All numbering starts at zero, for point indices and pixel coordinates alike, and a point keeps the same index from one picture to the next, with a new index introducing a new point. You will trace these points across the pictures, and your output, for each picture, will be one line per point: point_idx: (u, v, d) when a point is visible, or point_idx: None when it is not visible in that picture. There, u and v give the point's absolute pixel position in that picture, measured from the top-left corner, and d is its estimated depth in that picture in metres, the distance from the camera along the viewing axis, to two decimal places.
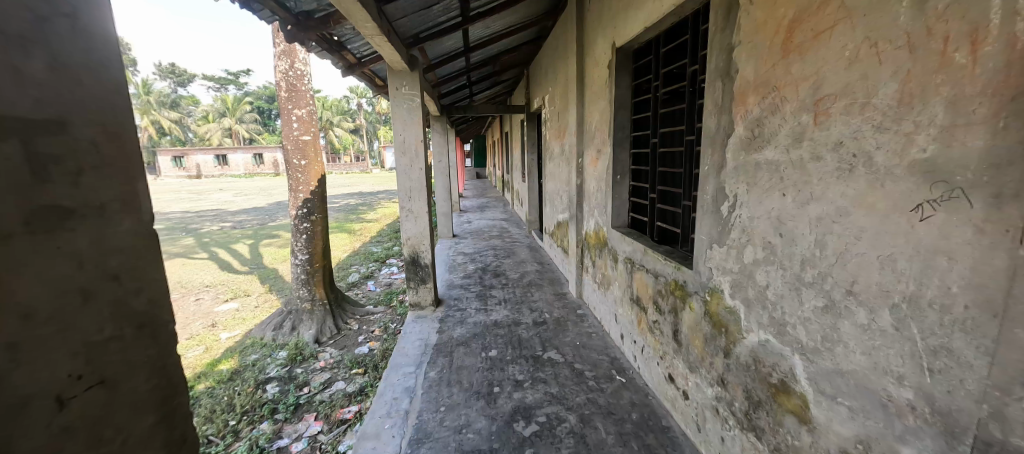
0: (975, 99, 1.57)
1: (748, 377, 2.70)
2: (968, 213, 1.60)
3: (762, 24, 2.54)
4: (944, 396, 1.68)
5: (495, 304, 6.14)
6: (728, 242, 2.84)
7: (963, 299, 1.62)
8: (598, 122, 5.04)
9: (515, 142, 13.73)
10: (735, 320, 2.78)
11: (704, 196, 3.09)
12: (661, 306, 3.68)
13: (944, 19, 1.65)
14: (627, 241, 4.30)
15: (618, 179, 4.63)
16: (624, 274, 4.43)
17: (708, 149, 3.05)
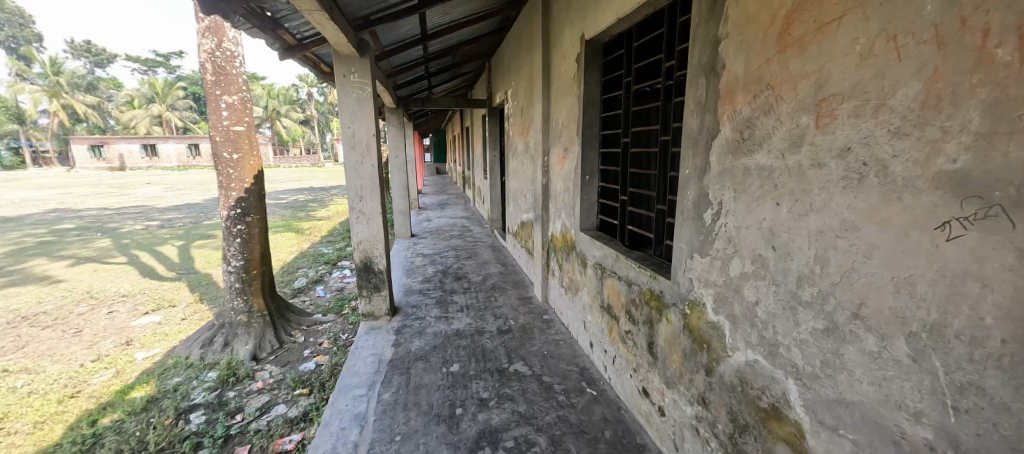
0: (1021, 102, 1.38)
1: (733, 398, 2.45)
2: (1009, 235, 1.41)
3: (754, 14, 2.29)
4: (972, 439, 1.50)
5: (456, 311, 5.75)
6: (711, 253, 2.59)
7: (1000, 333, 1.44)
8: (564, 120, 4.74)
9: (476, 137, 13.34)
10: (719, 336, 2.53)
11: (684, 201, 2.83)
12: (635, 317, 3.43)
13: (982, 8, 1.46)
14: (597, 245, 4.02)
15: (587, 180, 4.34)
16: (594, 281, 4.17)
17: (689, 150, 2.79)
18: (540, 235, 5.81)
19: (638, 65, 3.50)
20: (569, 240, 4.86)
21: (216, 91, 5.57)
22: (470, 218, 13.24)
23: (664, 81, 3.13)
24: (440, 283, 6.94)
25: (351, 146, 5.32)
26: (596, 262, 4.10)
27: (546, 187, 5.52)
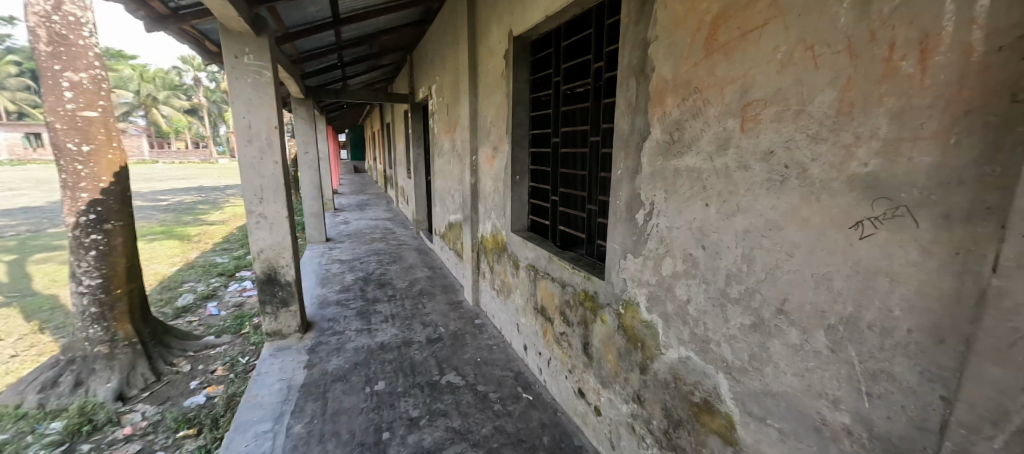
0: (922, 110, 1.55)
1: (668, 394, 2.50)
2: (913, 233, 1.56)
3: (681, 19, 2.36)
4: (884, 422, 1.62)
5: (380, 322, 5.39)
6: (644, 253, 2.64)
7: (907, 323, 1.57)
8: (492, 118, 4.64)
9: (398, 135, 12.80)
10: (653, 334, 2.58)
11: (617, 202, 2.86)
12: (569, 318, 3.42)
13: (888, 24, 1.63)
14: (529, 246, 3.97)
15: (517, 180, 4.27)
16: (526, 284, 4.11)
17: (621, 151, 2.81)
18: (468, 237, 5.67)
19: (566, 65, 3.48)
20: (499, 241, 4.77)
21: (54, 65, 4.65)
22: (393, 220, 12.76)
23: (592, 82, 3.12)
24: (362, 292, 6.48)
25: (246, 140, 4.74)
26: (528, 264, 4.05)
27: (474, 187, 5.38)
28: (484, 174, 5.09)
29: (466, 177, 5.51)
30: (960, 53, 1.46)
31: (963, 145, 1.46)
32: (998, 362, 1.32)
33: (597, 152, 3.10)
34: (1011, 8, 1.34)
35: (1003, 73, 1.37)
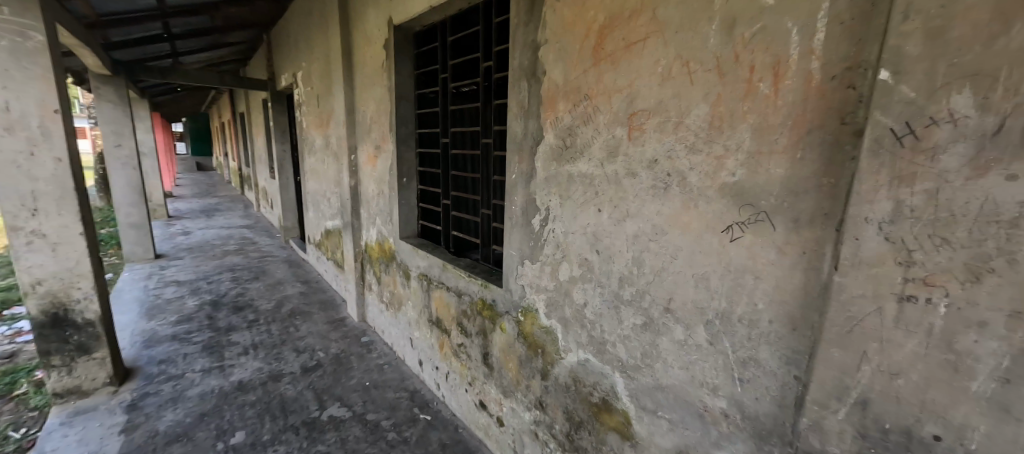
0: (778, 127, 1.76)
1: (568, 398, 2.60)
2: (771, 236, 1.79)
3: (570, 24, 2.40)
4: (752, 403, 1.83)
5: (236, 357, 4.83)
6: (541, 259, 2.70)
7: (768, 315, 1.79)
8: (373, 113, 4.28)
9: (256, 128, 11.33)
10: (552, 340, 2.66)
11: (513, 207, 2.86)
12: (468, 328, 3.39)
13: (748, 48, 1.82)
14: (420, 254, 3.80)
15: (404, 183, 4.00)
16: (420, 294, 3.97)
17: (514, 155, 2.80)
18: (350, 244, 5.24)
19: (454, 61, 3.32)
20: (386, 248, 4.50)
21: None
22: (252, 227, 11.33)
23: (484, 82, 3.02)
24: (212, 322, 5.71)
25: (3, 127, 3.78)
26: (419, 273, 3.90)
27: (354, 187, 4.95)
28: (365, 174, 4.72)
29: (344, 177, 5.07)
30: (804, 79, 1.69)
31: (808, 159, 1.70)
32: (840, 345, 1.60)
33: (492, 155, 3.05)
34: (843, 43, 1.59)
35: (837, 98, 1.62)
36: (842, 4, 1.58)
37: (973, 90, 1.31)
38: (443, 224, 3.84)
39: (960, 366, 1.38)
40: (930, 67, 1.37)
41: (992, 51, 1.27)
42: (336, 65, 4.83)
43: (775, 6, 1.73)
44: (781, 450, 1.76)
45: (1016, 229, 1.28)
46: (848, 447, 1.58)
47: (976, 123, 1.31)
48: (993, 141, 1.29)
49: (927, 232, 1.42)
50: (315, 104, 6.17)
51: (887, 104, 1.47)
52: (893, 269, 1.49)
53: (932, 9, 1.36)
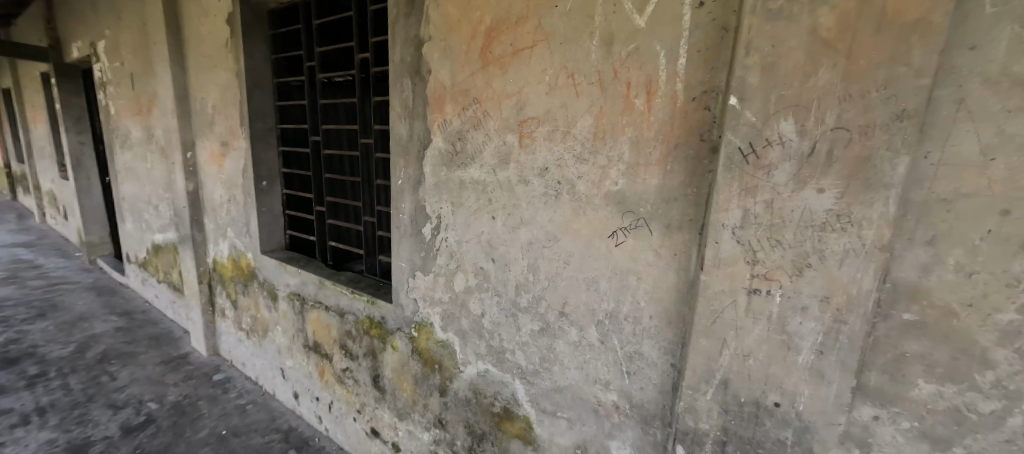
0: (652, 141, 1.92)
1: (469, 411, 2.61)
2: (649, 240, 1.96)
3: (455, 22, 2.31)
4: (638, 392, 2.04)
5: (5, 431, 3.61)
6: (433, 269, 2.64)
7: (649, 311, 1.98)
8: (223, 106, 3.75)
9: (35, 113, 8.80)
10: (449, 354, 2.65)
11: (401, 216, 2.74)
12: (354, 350, 3.19)
13: (625, 65, 1.94)
14: (291, 271, 3.47)
15: (266, 186, 3.69)
16: (291, 318, 3.63)
17: (400, 159, 2.66)
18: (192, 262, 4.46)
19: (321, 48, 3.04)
20: (246, 269, 4.00)
21: None
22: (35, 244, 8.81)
23: (358, 74, 2.82)
24: None
25: None
26: (290, 292, 3.56)
27: (201, 193, 4.31)
28: (212, 179, 4.12)
29: (180, 181, 4.29)
30: (671, 98, 1.87)
31: (677, 171, 1.89)
32: (707, 335, 1.83)
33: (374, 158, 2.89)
34: (700, 69, 1.80)
35: (696, 118, 1.83)
36: (699, 35, 1.79)
37: (797, 118, 1.60)
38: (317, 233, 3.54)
39: (789, 344, 1.70)
40: (766, 97, 1.64)
41: (808, 87, 1.57)
42: (158, 40, 4.02)
43: (646, 29, 1.87)
44: (663, 432, 1.99)
45: (826, 232, 1.60)
46: (714, 422, 1.84)
47: (798, 145, 1.61)
48: (809, 160, 1.60)
49: (767, 236, 1.69)
50: (130, 87, 5.02)
51: (736, 126, 1.71)
52: (743, 267, 1.75)
53: (766, 49, 1.62)
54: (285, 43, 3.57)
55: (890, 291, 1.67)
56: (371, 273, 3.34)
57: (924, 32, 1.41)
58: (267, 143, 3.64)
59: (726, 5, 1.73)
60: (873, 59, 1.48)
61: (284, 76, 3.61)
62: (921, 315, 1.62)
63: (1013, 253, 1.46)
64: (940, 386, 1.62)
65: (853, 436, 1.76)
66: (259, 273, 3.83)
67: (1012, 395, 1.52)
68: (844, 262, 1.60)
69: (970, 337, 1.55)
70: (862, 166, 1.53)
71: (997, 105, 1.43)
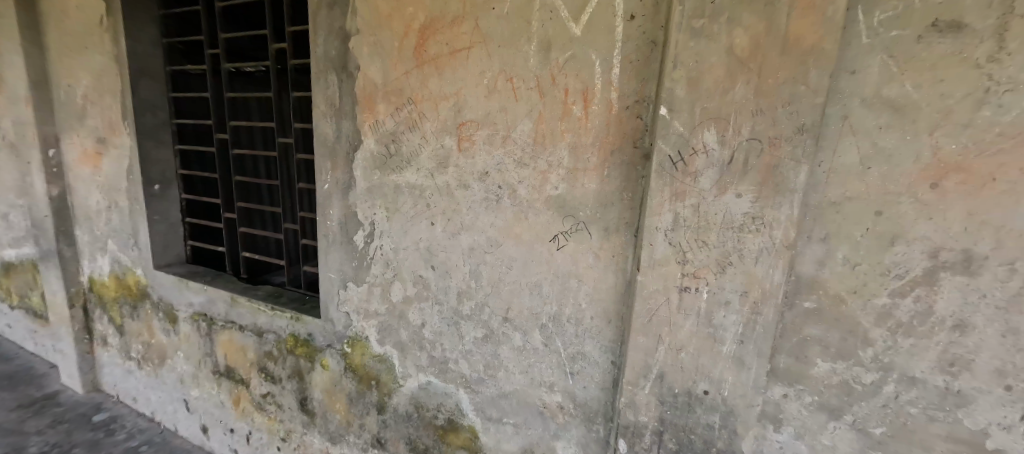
0: (590, 147, 1.93)
1: (410, 427, 2.53)
2: (589, 243, 2.01)
3: (386, 17, 2.17)
4: (581, 392, 2.13)
5: None
6: (367, 280, 2.51)
7: (590, 312, 2.06)
8: (97, 95, 3.18)
9: None
10: (387, 369, 2.54)
11: (328, 223, 2.54)
12: (275, 373, 2.90)
13: (562, 72, 1.92)
14: (194, 288, 3.08)
15: (159, 191, 3.21)
16: (195, 343, 3.20)
17: (326, 162, 2.46)
18: (59, 282, 3.71)
19: (226, 34, 2.70)
20: (133, 288, 3.44)
21: None
22: None
23: (273, 66, 2.56)
24: None
25: None
26: (194, 313, 3.15)
27: (69, 198, 3.61)
28: (84, 182, 3.47)
29: (38, 184, 3.57)
30: (606, 106, 1.88)
31: (613, 177, 1.92)
32: (644, 333, 1.91)
33: (296, 160, 2.66)
34: (633, 79, 1.83)
35: (630, 126, 1.86)
36: (631, 47, 1.81)
37: (717, 130, 1.68)
38: (225, 242, 3.18)
39: (715, 336, 1.82)
40: (691, 109, 1.70)
41: (726, 101, 1.65)
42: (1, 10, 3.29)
43: (582, 37, 1.87)
44: (605, 427, 2.11)
45: (744, 233, 1.71)
46: (652, 414, 1.96)
47: (719, 154, 1.69)
48: (728, 168, 1.69)
49: (694, 237, 1.77)
50: None
51: (666, 135, 1.76)
52: (674, 267, 1.82)
53: (690, 63, 1.67)
54: (178, 25, 3.13)
55: (792, 282, 1.80)
56: (294, 285, 3.07)
57: (819, 56, 1.53)
58: (159, 141, 3.18)
59: (655, 19, 1.76)
60: (779, 79, 1.58)
61: (178, 64, 3.17)
62: (818, 302, 1.77)
63: (886, 246, 1.63)
64: (833, 362, 1.78)
65: (767, 413, 1.90)
66: (153, 292, 3.32)
67: (886, 366, 1.70)
68: (758, 259, 1.72)
69: (855, 319, 1.72)
70: (771, 174, 1.65)
71: (874, 122, 1.58)
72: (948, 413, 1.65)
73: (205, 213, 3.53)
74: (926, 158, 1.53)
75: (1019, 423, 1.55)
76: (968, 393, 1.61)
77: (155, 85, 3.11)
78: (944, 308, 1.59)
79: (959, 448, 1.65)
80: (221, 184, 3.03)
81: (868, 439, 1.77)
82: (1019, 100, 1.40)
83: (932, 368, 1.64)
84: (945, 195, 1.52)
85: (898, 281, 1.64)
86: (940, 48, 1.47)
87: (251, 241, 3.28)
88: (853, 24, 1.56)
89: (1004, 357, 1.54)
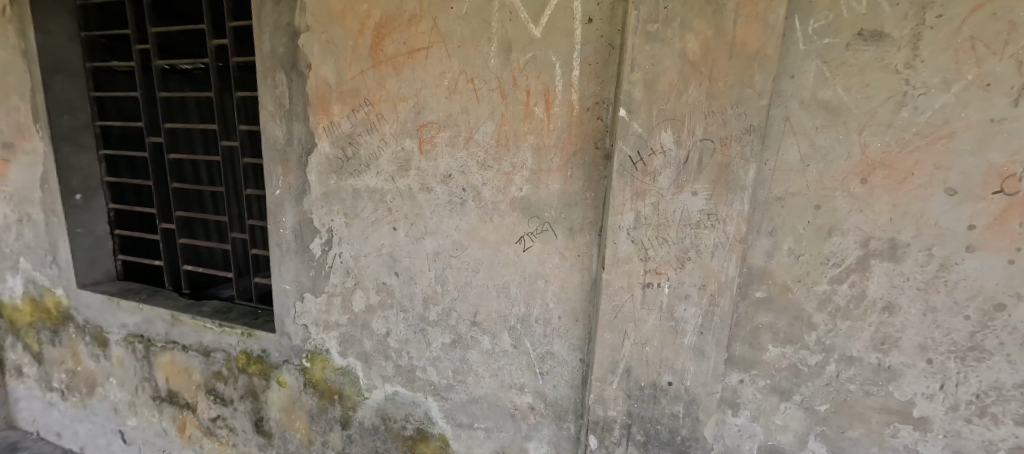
0: (553, 148, 1.94)
1: (377, 440, 2.44)
2: (554, 243, 2.02)
3: (338, 14, 2.07)
4: (552, 391, 2.16)
5: None
6: (326, 290, 2.39)
7: (558, 312, 2.08)
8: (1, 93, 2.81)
9: None
10: (351, 382, 2.44)
11: (281, 231, 2.39)
12: (225, 394, 2.70)
13: (523, 74, 1.91)
14: (127, 307, 2.81)
15: (81, 201, 2.89)
16: (131, 368, 2.91)
17: (277, 166, 2.32)
18: None
19: (156, 28, 2.48)
20: (53, 311, 3.08)
21: None
22: None
23: (213, 63, 2.38)
24: None
25: None
26: (129, 334, 2.87)
27: None
28: None
29: None
30: (567, 108, 1.89)
31: (576, 177, 1.94)
32: (611, 329, 1.95)
33: (243, 165, 2.48)
34: (592, 81, 1.85)
35: (591, 127, 1.89)
36: (589, 50, 1.84)
37: (673, 131, 1.74)
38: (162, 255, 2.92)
39: (677, 329, 1.89)
40: (648, 111, 1.75)
41: (680, 103, 1.71)
42: None
43: (542, 38, 1.87)
44: (576, 424, 2.15)
45: (700, 229, 1.79)
46: (620, 407, 2.01)
47: (675, 154, 1.75)
48: (684, 168, 1.75)
49: (654, 234, 1.83)
50: None
51: (625, 136, 1.79)
52: (637, 264, 1.87)
53: (647, 66, 1.72)
54: (99, 17, 2.82)
55: (745, 274, 1.90)
56: (244, 299, 2.87)
57: (762, 61, 1.62)
58: (80, 146, 2.85)
59: (611, 23, 1.80)
60: (728, 81, 1.66)
61: (100, 60, 2.88)
62: (768, 291, 1.88)
63: (825, 238, 1.76)
64: (782, 347, 1.91)
65: (725, 399, 2.00)
66: (78, 314, 3.00)
67: (828, 348, 1.85)
68: (714, 253, 1.80)
69: (800, 306, 1.85)
70: (723, 172, 1.73)
71: (811, 123, 1.70)
72: (881, 388, 1.81)
73: (137, 224, 3.22)
74: (856, 155, 1.66)
75: (939, 391, 1.73)
76: (896, 367, 1.77)
77: (73, 84, 2.79)
78: (875, 291, 1.74)
79: (892, 419, 1.81)
80: (156, 193, 2.78)
81: (815, 416, 1.91)
82: (932, 102, 1.56)
83: (866, 348, 1.80)
84: (873, 189, 1.67)
85: (835, 269, 1.78)
86: (865, 55, 1.60)
87: (193, 253, 3.04)
88: (791, 32, 1.67)
89: (925, 333, 1.71)
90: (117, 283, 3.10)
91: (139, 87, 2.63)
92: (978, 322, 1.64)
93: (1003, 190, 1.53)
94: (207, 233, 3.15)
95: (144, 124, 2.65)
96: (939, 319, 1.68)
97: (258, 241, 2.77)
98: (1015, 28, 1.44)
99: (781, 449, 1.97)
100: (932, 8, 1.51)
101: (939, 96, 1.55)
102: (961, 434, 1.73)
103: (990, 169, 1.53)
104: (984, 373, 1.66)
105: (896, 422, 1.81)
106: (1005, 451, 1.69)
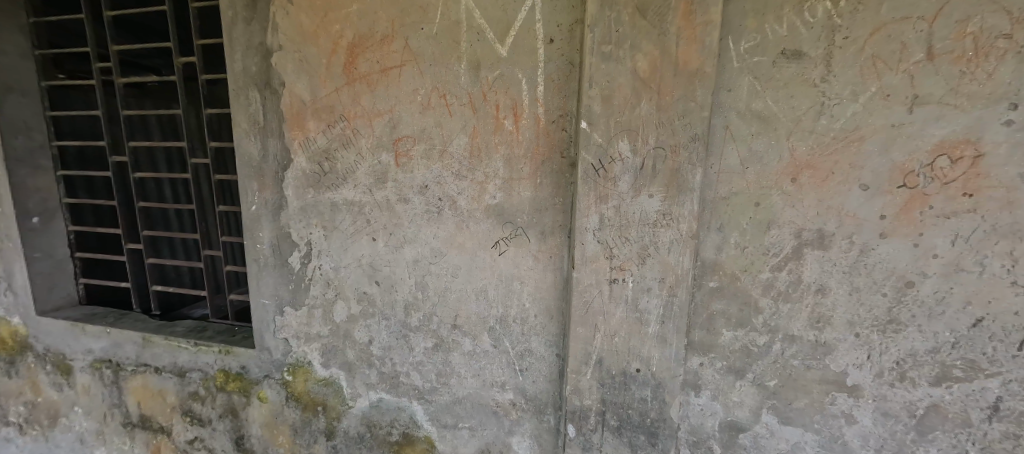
0: (523, 157, 2.09)
1: (361, 449, 2.46)
2: (528, 246, 2.16)
3: (311, 34, 2.14)
4: (532, 386, 2.28)
5: None
6: (305, 303, 2.41)
7: (534, 311, 2.21)
8: None
9: None
10: (334, 391, 2.45)
11: (258, 246, 2.39)
12: (202, 415, 2.62)
13: (492, 90, 2.06)
14: (92, 332, 2.69)
15: (37, 224, 2.74)
16: (97, 395, 2.75)
17: (252, 182, 2.33)
18: None
19: (118, 46, 2.44)
20: (8, 341, 2.87)
21: None
22: None
23: (179, 79, 2.37)
24: None
25: None
26: (95, 360, 2.74)
27: None
28: None
29: None
30: (535, 120, 2.05)
31: (546, 184, 2.09)
32: (583, 324, 2.10)
33: (213, 182, 2.45)
34: (557, 95, 2.02)
35: (557, 138, 2.05)
36: (552, 67, 2.00)
37: (630, 140, 1.93)
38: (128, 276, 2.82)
39: (642, 319, 2.06)
40: (607, 123, 1.93)
41: (635, 115, 1.91)
42: None
43: (509, 57, 2.02)
44: (555, 415, 2.28)
45: (658, 227, 1.98)
46: (595, 396, 2.16)
47: (633, 161, 1.94)
48: (642, 173, 1.95)
49: (619, 234, 2.00)
50: None
51: (587, 145, 1.96)
52: (604, 262, 2.04)
53: (604, 83, 1.91)
54: (53, 35, 2.74)
55: (699, 266, 2.11)
56: (219, 317, 2.82)
57: (703, 78, 1.85)
58: (37, 167, 2.72)
59: (571, 43, 1.98)
60: (675, 96, 1.87)
61: (54, 78, 2.77)
62: (720, 281, 2.09)
63: (764, 231, 2.00)
64: (735, 331, 2.12)
65: (688, 381, 2.20)
66: (37, 343, 2.82)
67: (773, 329, 2.08)
68: (671, 249, 1.99)
69: (748, 292, 2.07)
70: (674, 176, 1.93)
71: (748, 130, 1.94)
72: (819, 361, 2.05)
73: (99, 245, 3.08)
74: (786, 158, 1.92)
75: (867, 361, 1.99)
76: (831, 342, 2.03)
77: (28, 103, 2.67)
78: (809, 276, 2.00)
79: (831, 388, 2.06)
80: (120, 213, 2.70)
81: (766, 391, 2.13)
82: (844, 110, 1.83)
83: (805, 327, 2.04)
84: (802, 187, 1.92)
85: (776, 258, 2.02)
86: (789, 72, 1.87)
87: (161, 273, 2.94)
88: (726, 51, 1.91)
89: (853, 310, 1.98)
90: (79, 308, 2.94)
91: (100, 105, 2.56)
92: (893, 297, 1.92)
93: (905, 185, 1.82)
94: (174, 252, 3.05)
95: (105, 143, 2.57)
96: (862, 298, 1.95)
97: (230, 258, 2.72)
98: (905, 47, 1.74)
99: (739, 423, 2.18)
100: (839, 32, 1.79)
101: (850, 105, 1.83)
102: (887, 397, 2.00)
103: (895, 167, 1.82)
104: (902, 342, 1.94)
105: (833, 391, 2.05)
106: (922, 409, 1.97)
